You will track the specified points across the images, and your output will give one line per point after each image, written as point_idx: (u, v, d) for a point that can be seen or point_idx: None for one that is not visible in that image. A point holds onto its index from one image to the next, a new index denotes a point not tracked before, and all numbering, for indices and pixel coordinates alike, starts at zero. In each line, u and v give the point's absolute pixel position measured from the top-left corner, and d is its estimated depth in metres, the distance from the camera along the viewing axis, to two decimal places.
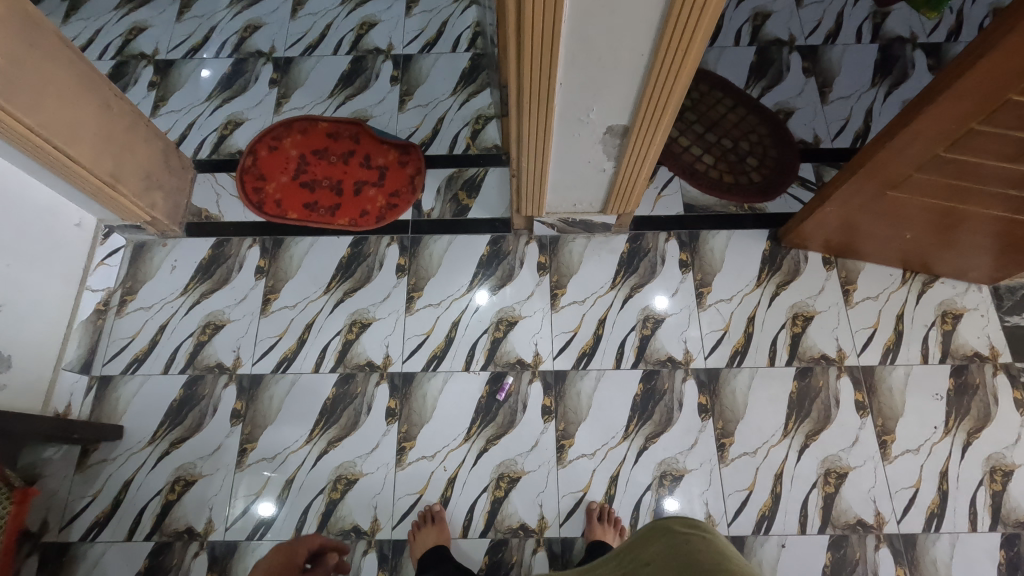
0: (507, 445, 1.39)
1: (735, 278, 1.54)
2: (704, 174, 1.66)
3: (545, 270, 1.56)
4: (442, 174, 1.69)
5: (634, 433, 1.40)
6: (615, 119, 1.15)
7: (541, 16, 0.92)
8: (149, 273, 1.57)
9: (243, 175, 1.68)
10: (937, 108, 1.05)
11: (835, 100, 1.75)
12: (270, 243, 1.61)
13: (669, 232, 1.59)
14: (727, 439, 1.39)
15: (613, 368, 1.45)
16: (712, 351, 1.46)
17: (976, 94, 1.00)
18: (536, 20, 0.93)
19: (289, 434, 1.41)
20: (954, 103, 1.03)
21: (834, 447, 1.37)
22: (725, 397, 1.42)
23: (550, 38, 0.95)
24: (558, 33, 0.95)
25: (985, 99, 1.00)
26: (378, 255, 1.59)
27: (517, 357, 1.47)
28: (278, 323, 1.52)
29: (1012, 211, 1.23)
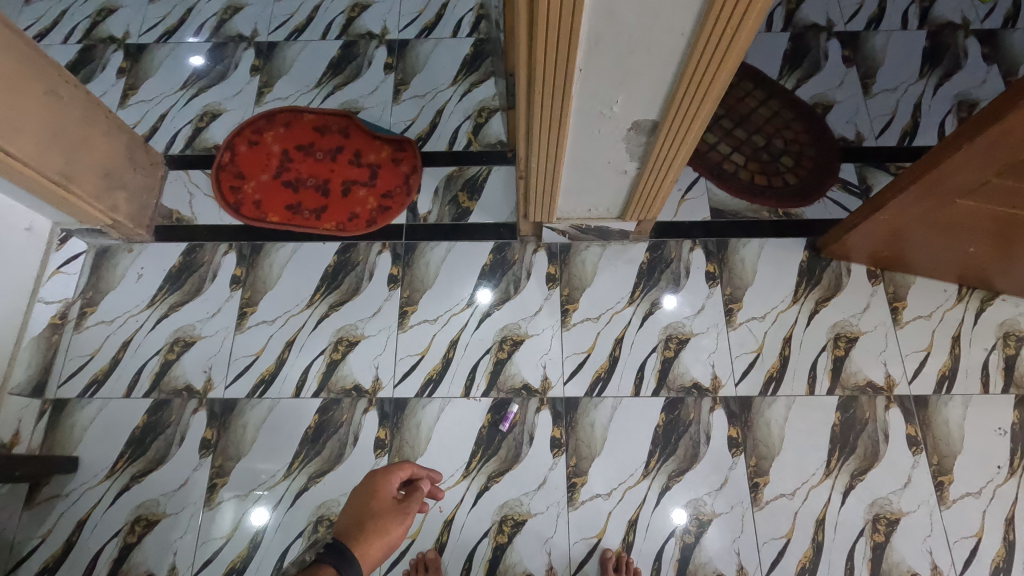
0: (511, 482, 1.23)
1: (768, 294, 1.37)
2: (733, 175, 1.48)
3: (555, 282, 1.40)
4: (440, 173, 1.52)
5: (656, 470, 1.23)
6: (641, 114, 0.98)
7: None
8: (113, 282, 1.41)
9: (220, 173, 1.51)
10: None
11: (879, 93, 1.57)
12: (248, 249, 1.44)
13: (694, 240, 1.42)
14: (760, 478, 1.22)
15: (631, 395, 1.29)
16: (744, 376, 1.30)
17: None
18: None
19: (266, 467, 1.26)
20: None
21: (883, 489, 1.21)
22: (758, 429, 1.25)
23: (570, 13, 0.78)
24: (580, 8, 0.77)
25: None
26: (367, 264, 1.43)
27: (523, 381, 1.31)
28: (255, 340, 1.36)
29: None
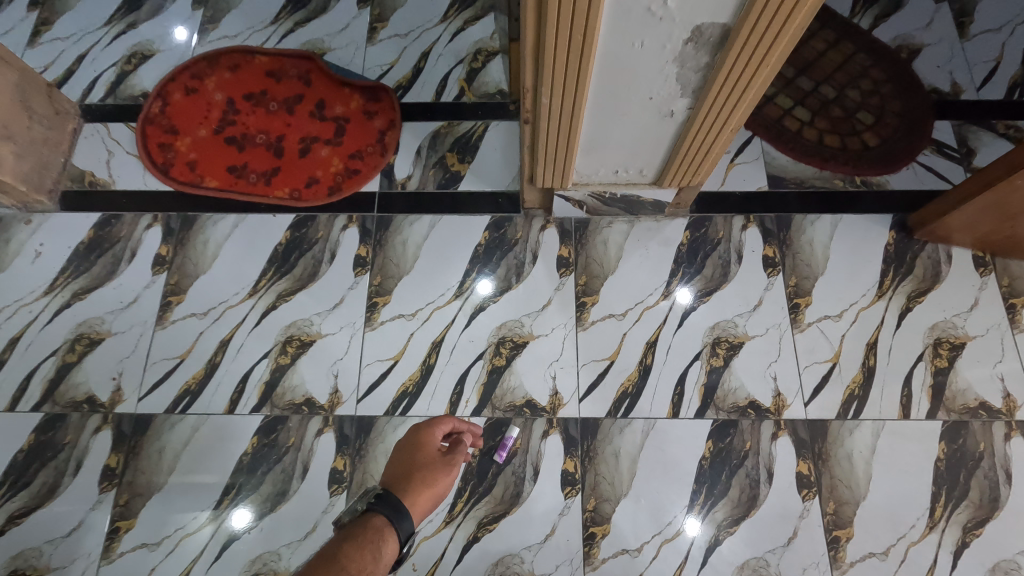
0: (509, 532, 0.93)
1: (845, 286, 1.06)
2: (796, 134, 1.16)
3: (568, 268, 1.08)
4: (424, 130, 1.21)
5: (701, 518, 0.93)
6: (707, 12, 0.67)
7: None
8: (2, 262, 1.10)
9: (148, 127, 1.20)
10: None
11: (978, 34, 1.24)
12: (177, 221, 1.13)
13: (747, 216, 1.11)
14: (840, 531, 0.92)
15: (668, 416, 0.98)
16: (816, 393, 0.99)
17: None
18: None
19: (187, 506, 0.95)
20: None
21: (1008, 550, 0.90)
22: (836, 465, 0.95)
23: None
24: None
25: None
26: (329, 242, 1.12)
27: (526, 396, 1.00)
28: (180, 338, 1.05)
29: None
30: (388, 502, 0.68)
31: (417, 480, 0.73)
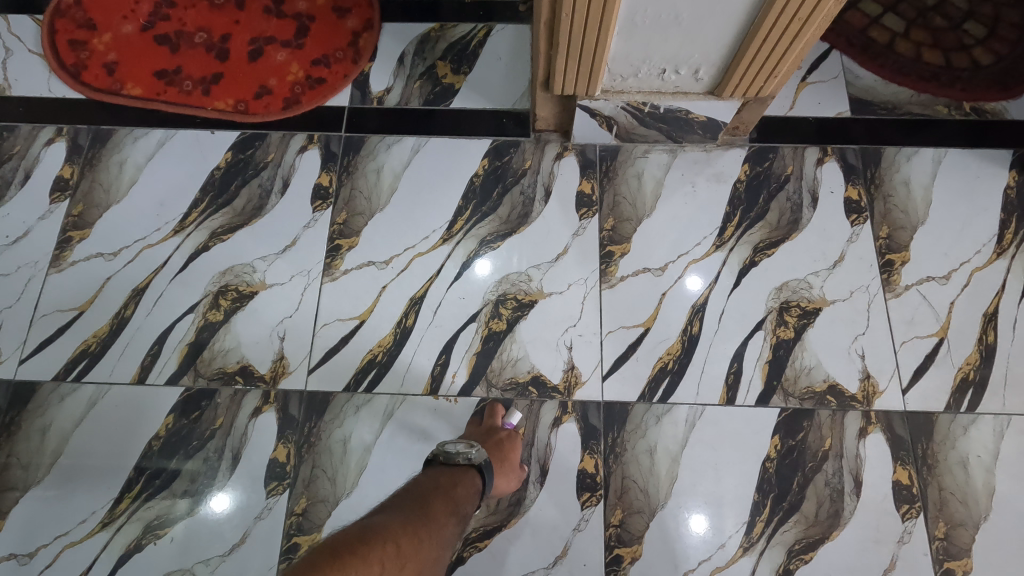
0: (505, 552, 0.69)
1: (953, 240, 0.81)
2: (886, 48, 0.91)
3: (590, 208, 0.83)
4: (409, 34, 0.95)
5: (766, 540, 0.69)
6: None
7: None
8: None
9: (56, 20, 0.94)
10: None
11: None
12: (86, 137, 0.88)
13: (823, 147, 0.85)
14: (956, 563, 0.68)
15: (720, 403, 0.74)
16: (918, 377, 0.74)
17: None
18: None
19: (74, 505, 0.71)
20: None
21: None
22: (949, 473, 0.70)
23: None
24: None
25: None
26: (281, 167, 0.86)
27: (533, 371, 0.76)
28: (80, 286, 0.80)
29: None
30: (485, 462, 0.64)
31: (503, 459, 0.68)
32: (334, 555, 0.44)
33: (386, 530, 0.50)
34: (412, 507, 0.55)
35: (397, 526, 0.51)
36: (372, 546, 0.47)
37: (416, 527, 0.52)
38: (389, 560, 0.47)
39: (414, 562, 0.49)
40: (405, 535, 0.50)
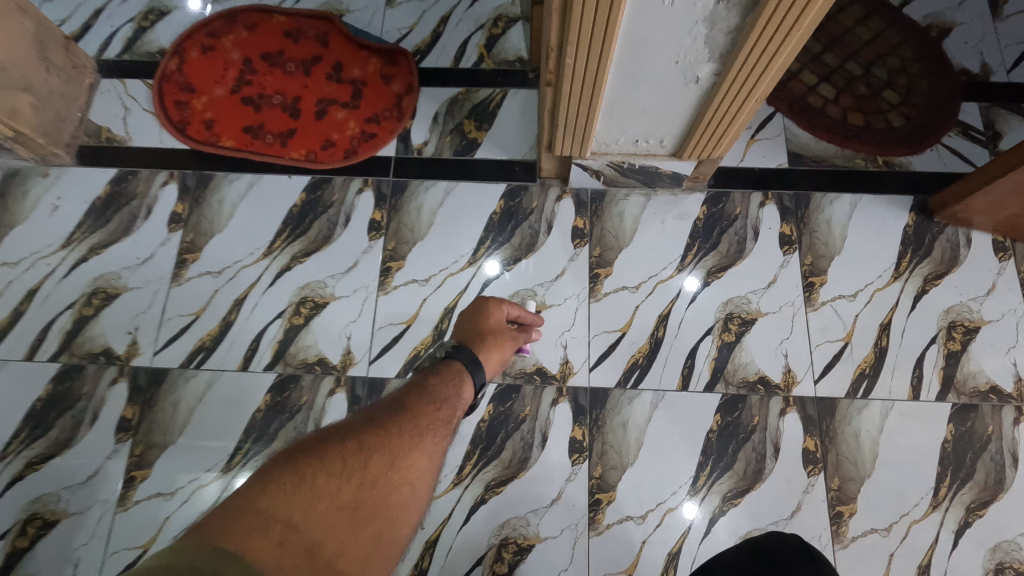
0: (515, 496, 0.94)
1: (862, 267, 1.05)
2: (819, 111, 1.15)
3: (582, 239, 1.08)
4: (441, 96, 1.20)
5: (706, 489, 0.94)
6: None
7: None
8: (22, 215, 1.11)
9: (164, 84, 1.20)
10: None
11: (1012, 16, 1.21)
12: (192, 180, 1.13)
13: (765, 192, 1.10)
14: (845, 507, 0.92)
15: (677, 389, 0.99)
16: (826, 372, 0.99)
17: None
18: None
19: (201, 459, 0.97)
20: None
21: (1009, 530, 0.91)
22: (844, 443, 0.95)
23: None
24: None
25: None
26: (343, 205, 1.12)
27: (537, 364, 1.00)
28: (195, 296, 1.06)
29: None
30: (463, 350, 0.78)
31: (490, 334, 0.85)
32: (295, 456, 0.60)
33: (353, 430, 0.65)
34: (385, 409, 0.69)
35: (363, 425, 0.66)
36: (334, 443, 0.62)
37: (382, 424, 0.66)
38: (351, 452, 0.62)
39: (380, 450, 0.64)
40: (369, 433, 0.65)
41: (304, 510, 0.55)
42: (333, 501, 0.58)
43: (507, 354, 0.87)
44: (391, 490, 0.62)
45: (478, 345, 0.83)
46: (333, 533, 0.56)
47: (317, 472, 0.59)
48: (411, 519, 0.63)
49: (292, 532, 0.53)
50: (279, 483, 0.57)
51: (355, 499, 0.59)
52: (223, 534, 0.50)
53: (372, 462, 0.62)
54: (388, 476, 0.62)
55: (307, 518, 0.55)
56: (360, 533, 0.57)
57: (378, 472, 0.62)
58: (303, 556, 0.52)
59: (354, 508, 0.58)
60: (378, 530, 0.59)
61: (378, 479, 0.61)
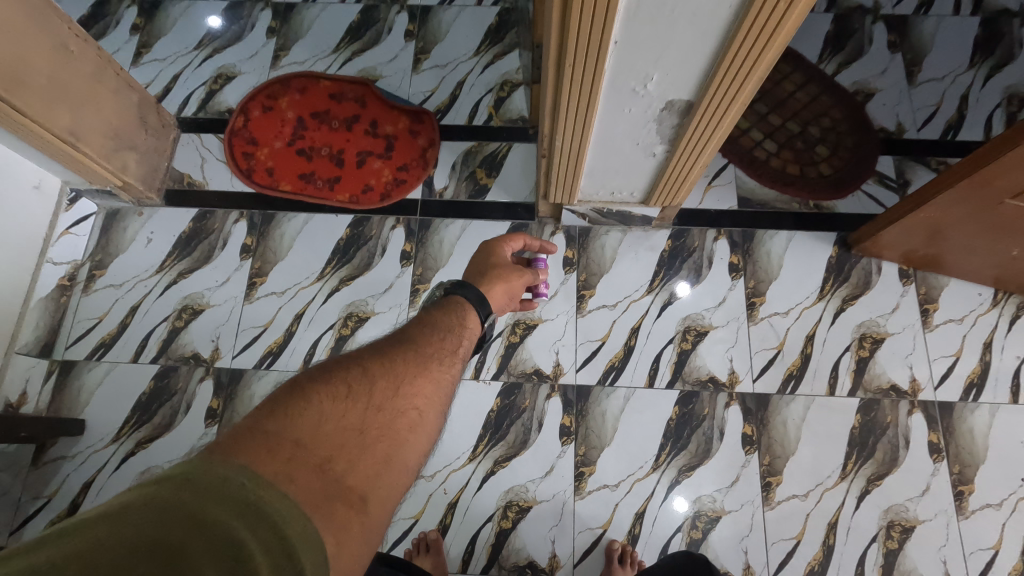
0: (517, 469, 1.21)
1: (794, 289, 1.32)
2: (764, 162, 1.42)
3: (571, 267, 1.35)
4: (458, 148, 1.47)
5: (667, 464, 1.20)
6: (676, 93, 0.89)
7: None
8: (122, 246, 1.38)
9: (233, 138, 1.47)
10: None
11: (924, 82, 1.48)
12: (259, 217, 1.41)
13: (718, 229, 1.37)
14: (773, 478, 1.19)
15: (645, 386, 1.26)
16: (762, 373, 1.26)
17: None
18: None
19: None
20: None
21: (900, 496, 1.17)
22: (775, 428, 1.22)
23: None
24: None
25: None
26: (380, 238, 1.39)
27: (535, 366, 1.28)
28: (264, 311, 1.34)
29: None
30: (466, 285, 0.88)
31: (497, 269, 1.00)
32: (299, 383, 0.59)
33: (360, 360, 0.66)
34: (392, 344, 0.71)
35: (370, 356, 0.67)
36: (340, 371, 0.63)
37: (389, 355, 0.68)
38: (356, 378, 0.63)
39: (386, 375, 0.65)
40: (375, 362, 0.66)
41: (312, 430, 0.54)
42: (338, 422, 0.56)
43: (515, 285, 1.01)
44: (398, 414, 0.61)
45: (484, 281, 0.96)
46: (338, 455, 0.53)
47: (322, 393, 0.58)
48: (424, 440, 0.62)
49: (299, 451, 0.51)
50: (282, 407, 0.55)
51: (359, 423, 0.58)
52: (235, 447, 0.49)
53: (378, 385, 0.63)
54: (394, 401, 0.62)
55: (314, 436, 0.54)
56: (368, 453, 0.56)
57: (386, 396, 0.62)
58: (312, 473, 0.50)
59: (360, 429, 0.57)
60: (386, 451, 0.57)
61: (384, 406, 0.61)
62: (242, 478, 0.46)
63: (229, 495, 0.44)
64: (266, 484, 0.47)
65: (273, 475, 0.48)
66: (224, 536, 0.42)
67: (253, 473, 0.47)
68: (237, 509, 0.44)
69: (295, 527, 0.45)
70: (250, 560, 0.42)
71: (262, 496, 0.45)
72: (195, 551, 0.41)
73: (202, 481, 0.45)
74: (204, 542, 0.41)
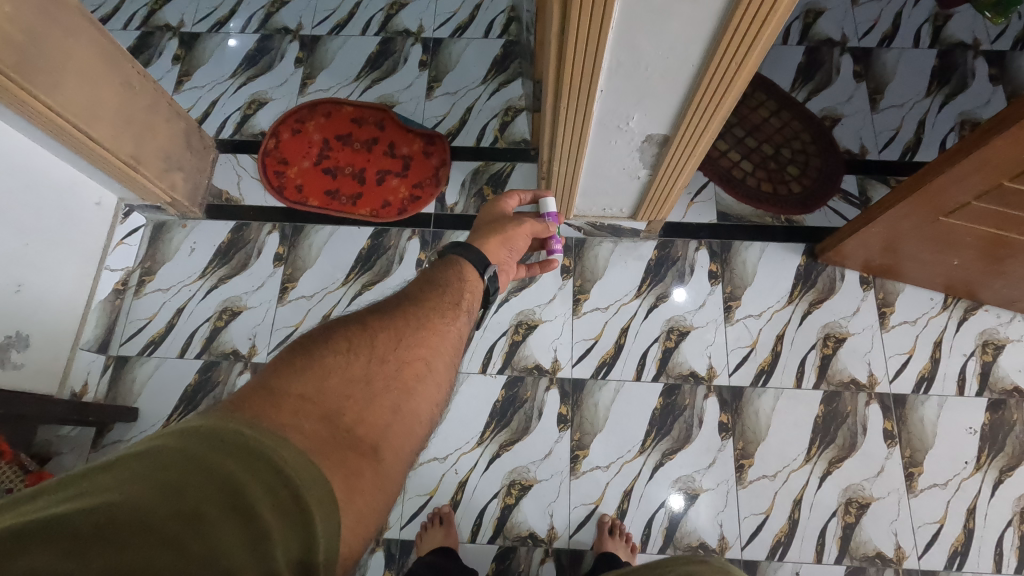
0: (520, 452, 1.37)
1: (766, 294, 1.48)
2: (741, 181, 1.58)
3: (568, 274, 1.51)
4: (467, 167, 1.64)
5: (651, 448, 1.36)
6: (654, 128, 1.06)
7: (586, 34, 0.82)
8: (168, 254, 1.55)
9: (265, 158, 1.64)
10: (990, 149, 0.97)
11: (886, 109, 1.65)
12: (289, 229, 1.58)
13: (700, 240, 1.53)
14: (746, 460, 1.35)
15: (633, 379, 1.42)
16: (737, 368, 1.42)
17: None
18: (580, 37, 0.83)
19: None
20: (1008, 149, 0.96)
21: (857, 476, 1.33)
22: (747, 417, 1.38)
23: (592, 55, 0.86)
24: (602, 51, 0.85)
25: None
26: (398, 247, 1.56)
27: (535, 362, 1.44)
28: (295, 312, 1.50)
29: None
30: (468, 244, 1.01)
31: (494, 225, 1.11)
32: (308, 343, 0.70)
33: (362, 318, 0.78)
34: (393, 303, 0.84)
35: (372, 315, 0.80)
36: (346, 328, 0.75)
37: (390, 313, 0.81)
38: (359, 332, 0.75)
39: (387, 329, 0.78)
40: (375, 319, 0.79)
41: (319, 385, 0.65)
42: (344, 375, 0.67)
43: (511, 237, 1.10)
44: (402, 365, 0.73)
45: (481, 237, 1.08)
46: (348, 404, 0.65)
47: (327, 352, 0.69)
48: (426, 385, 0.74)
49: (306, 403, 0.62)
50: (293, 365, 0.66)
51: (365, 374, 0.69)
52: (243, 405, 0.58)
53: (379, 336, 0.76)
54: (395, 353, 0.74)
55: (321, 389, 0.64)
56: (375, 402, 0.67)
57: (386, 348, 0.74)
58: (320, 420, 0.60)
59: (366, 380, 0.68)
60: (394, 398, 0.69)
61: (387, 357, 0.73)
62: (244, 428, 0.54)
63: (230, 440, 0.53)
64: (267, 430, 0.55)
65: (280, 425, 0.57)
66: (228, 477, 0.50)
67: (258, 424, 0.56)
68: (235, 453, 0.52)
69: (292, 463, 0.53)
70: (249, 491, 0.50)
71: (261, 439, 0.54)
72: (197, 483, 0.49)
73: (203, 431, 0.53)
74: (205, 476, 0.50)
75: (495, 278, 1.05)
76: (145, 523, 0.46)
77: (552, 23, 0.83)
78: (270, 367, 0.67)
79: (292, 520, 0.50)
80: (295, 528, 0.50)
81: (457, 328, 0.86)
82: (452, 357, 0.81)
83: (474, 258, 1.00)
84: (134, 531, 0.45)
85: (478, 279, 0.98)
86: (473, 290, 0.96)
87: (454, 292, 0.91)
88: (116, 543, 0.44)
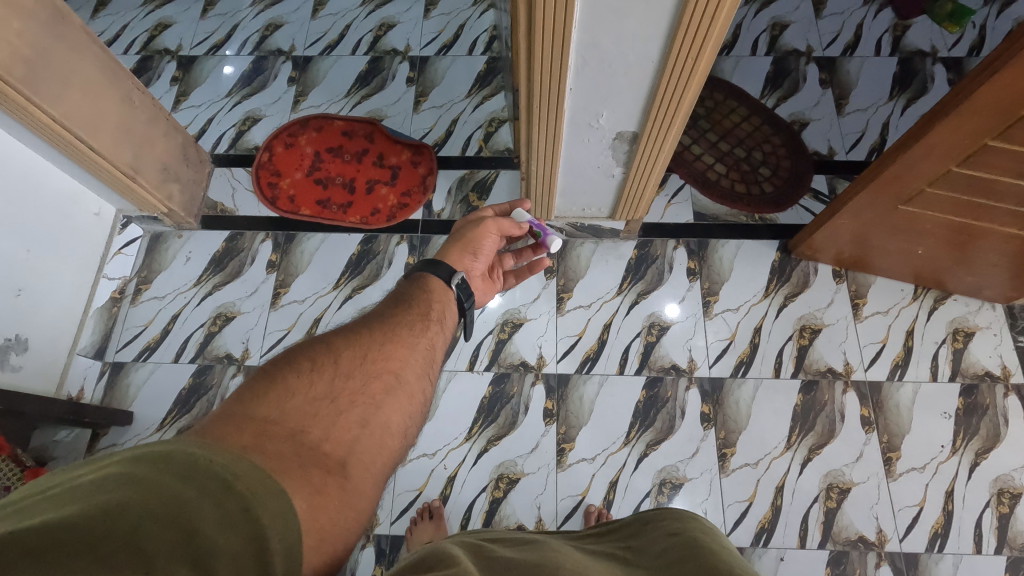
0: (507, 446, 1.40)
1: (742, 288, 1.53)
2: (715, 182, 1.65)
3: (552, 273, 1.57)
4: (453, 175, 1.71)
5: (636, 439, 1.39)
6: (624, 126, 1.12)
7: (551, 35, 0.89)
8: (164, 263, 1.61)
9: (259, 170, 1.71)
10: (937, 135, 1.04)
11: (851, 112, 1.73)
12: (282, 237, 1.64)
13: (678, 239, 1.59)
14: (728, 449, 1.38)
15: (616, 373, 1.46)
16: (717, 360, 1.46)
17: (970, 127, 1.01)
18: (546, 38, 0.90)
19: None
20: (951, 132, 1.03)
21: (838, 462, 1.36)
22: (728, 407, 1.41)
23: (560, 56, 0.93)
24: (567, 51, 0.92)
25: (972, 134, 1.02)
26: (387, 253, 1.61)
27: (521, 359, 1.48)
28: (287, 316, 1.55)
29: (997, 225, 1.21)
30: (433, 260, 1.03)
31: (454, 239, 1.12)
32: (271, 366, 0.71)
33: (328, 337, 0.80)
34: (360, 321, 0.86)
35: (339, 334, 0.81)
36: (313, 347, 0.76)
37: (357, 330, 0.83)
38: (326, 352, 0.76)
39: (352, 346, 0.79)
40: (340, 337, 0.80)
41: (283, 406, 0.66)
42: (308, 395, 0.68)
43: (473, 241, 1.11)
44: (369, 380, 0.74)
45: (444, 248, 1.11)
46: (313, 423, 0.66)
47: (293, 373, 0.70)
48: (400, 397, 0.75)
49: (272, 425, 0.62)
50: (259, 391, 0.67)
51: (329, 393, 0.70)
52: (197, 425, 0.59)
53: (344, 353, 0.77)
54: (363, 369, 0.75)
55: (287, 412, 0.65)
56: (341, 419, 0.68)
57: (352, 365, 0.75)
58: (285, 439, 0.61)
59: (331, 398, 0.70)
60: (362, 412, 0.70)
61: (353, 373, 0.74)
62: (203, 451, 0.53)
63: (182, 461, 0.51)
64: (226, 451, 0.54)
65: (243, 448, 0.57)
66: (173, 496, 0.48)
67: (217, 447, 0.55)
68: (184, 475, 0.50)
69: (245, 480, 0.52)
70: (196, 511, 0.48)
71: (214, 461, 0.53)
72: (141, 502, 0.47)
73: (153, 454, 0.51)
74: (151, 498, 0.48)
75: (467, 284, 1.03)
76: (82, 539, 0.43)
77: (521, 23, 0.90)
78: (238, 394, 0.67)
79: (243, 533, 0.49)
80: (249, 545, 0.49)
81: (429, 338, 0.87)
82: (424, 368, 0.82)
83: (437, 270, 1.00)
84: (70, 548, 0.42)
85: (445, 288, 0.98)
86: (442, 301, 0.96)
87: (422, 305, 0.92)
88: (47, 560, 0.41)
